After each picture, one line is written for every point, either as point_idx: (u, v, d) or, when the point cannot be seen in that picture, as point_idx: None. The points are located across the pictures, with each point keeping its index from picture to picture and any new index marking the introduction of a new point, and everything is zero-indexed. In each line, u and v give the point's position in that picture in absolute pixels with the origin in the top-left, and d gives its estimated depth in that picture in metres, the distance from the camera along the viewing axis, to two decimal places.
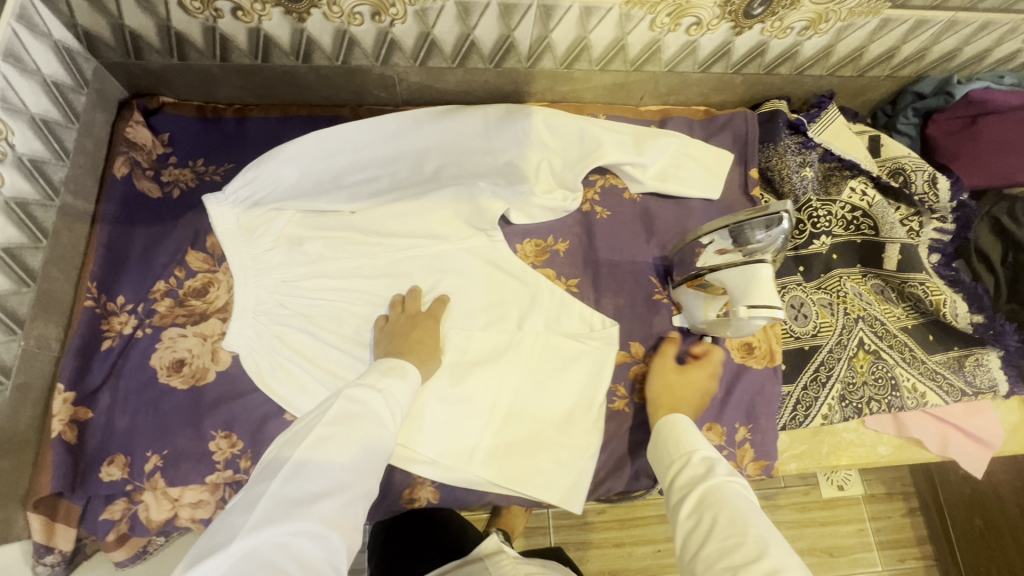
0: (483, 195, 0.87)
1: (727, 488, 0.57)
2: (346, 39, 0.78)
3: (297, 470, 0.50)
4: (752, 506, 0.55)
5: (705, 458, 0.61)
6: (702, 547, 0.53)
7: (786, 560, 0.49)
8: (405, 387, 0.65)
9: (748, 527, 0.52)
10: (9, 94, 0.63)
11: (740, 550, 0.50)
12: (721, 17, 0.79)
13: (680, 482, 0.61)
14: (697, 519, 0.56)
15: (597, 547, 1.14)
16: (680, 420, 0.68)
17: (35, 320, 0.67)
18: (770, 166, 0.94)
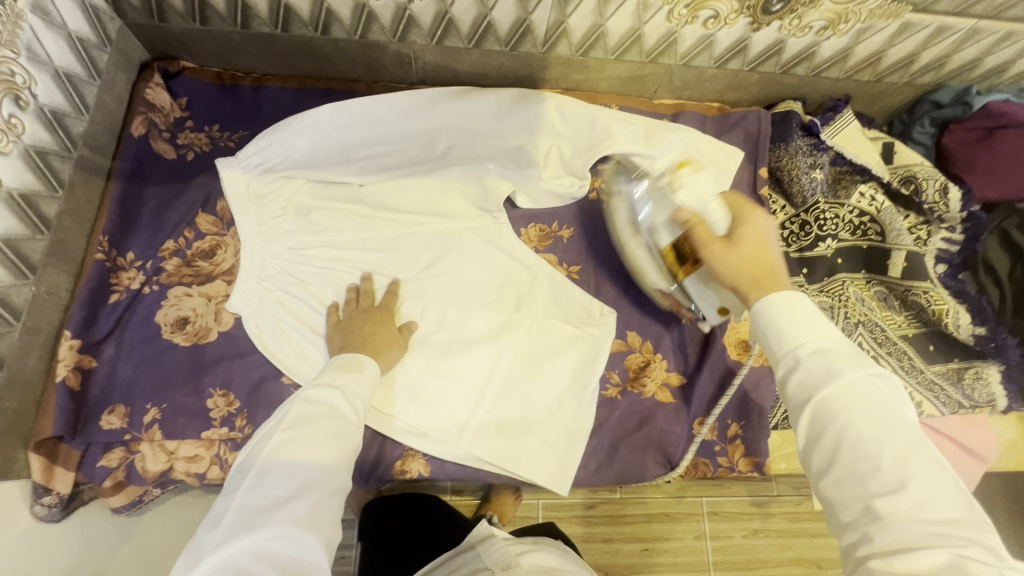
0: (491, 177, 0.88)
1: (855, 394, 0.44)
2: (364, 13, 0.80)
3: (258, 481, 0.51)
4: (891, 410, 0.43)
5: (817, 355, 0.47)
6: (824, 471, 0.44)
7: (935, 485, 0.40)
8: (364, 378, 0.64)
9: (882, 448, 0.42)
10: (35, 46, 0.65)
11: (875, 479, 0.41)
12: (739, 12, 0.79)
13: (789, 389, 0.48)
14: (815, 436, 0.45)
15: (585, 541, 1.14)
16: (784, 300, 0.50)
17: (47, 267, 0.69)
18: (781, 166, 0.93)
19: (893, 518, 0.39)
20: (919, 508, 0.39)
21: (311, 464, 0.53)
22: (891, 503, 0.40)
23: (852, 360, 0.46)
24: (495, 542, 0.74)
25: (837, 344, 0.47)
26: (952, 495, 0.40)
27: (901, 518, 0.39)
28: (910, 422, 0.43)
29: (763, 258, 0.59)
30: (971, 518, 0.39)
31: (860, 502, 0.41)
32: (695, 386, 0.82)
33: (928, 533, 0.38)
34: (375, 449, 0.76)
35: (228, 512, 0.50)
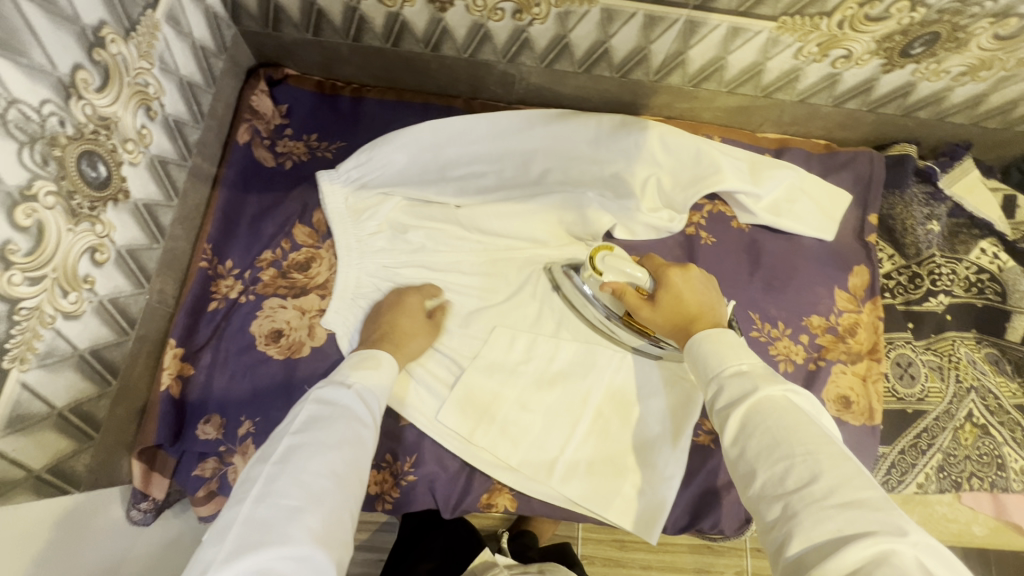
0: (592, 208, 0.85)
1: (769, 406, 0.51)
2: (480, 33, 0.77)
3: (269, 489, 0.49)
4: (802, 418, 0.49)
5: (738, 375, 0.55)
6: (752, 483, 0.48)
7: (841, 474, 0.44)
8: (380, 380, 0.65)
9: (793, 447, 0.47)
10: (167, 56, 0.65)
11: (792, 476, 0.46)
12: (874, 53, 0.74)
13: (719, 407, 0.55)
14: (741, 450, 0.50)
15: (623, 565, 1.11)
16: (709, 338, 0.61)
17: (158, 275, 0.69)
18: (893, 214, 0.89)
19: (812, 510, 0.43)
20: (830, 497, 0.43)
21: (324, 472, 0.52)
22: (809, 498, 0.44)
23: (767, 378, 0.54)
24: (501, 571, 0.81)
25: (755, 366, 0.56)
26: (858, 480, 0.44)
27: (817, 509, 0.43)
28: (819, 426, 0.49)
29: (689, 307, 0.67)
30: (877, 498, 0.43)
31: (781, 500, 0.45)
32: None
33: (845, 522, 0.41)
34: (464, 480, 0.76)
35: (233, 520, 0.47)
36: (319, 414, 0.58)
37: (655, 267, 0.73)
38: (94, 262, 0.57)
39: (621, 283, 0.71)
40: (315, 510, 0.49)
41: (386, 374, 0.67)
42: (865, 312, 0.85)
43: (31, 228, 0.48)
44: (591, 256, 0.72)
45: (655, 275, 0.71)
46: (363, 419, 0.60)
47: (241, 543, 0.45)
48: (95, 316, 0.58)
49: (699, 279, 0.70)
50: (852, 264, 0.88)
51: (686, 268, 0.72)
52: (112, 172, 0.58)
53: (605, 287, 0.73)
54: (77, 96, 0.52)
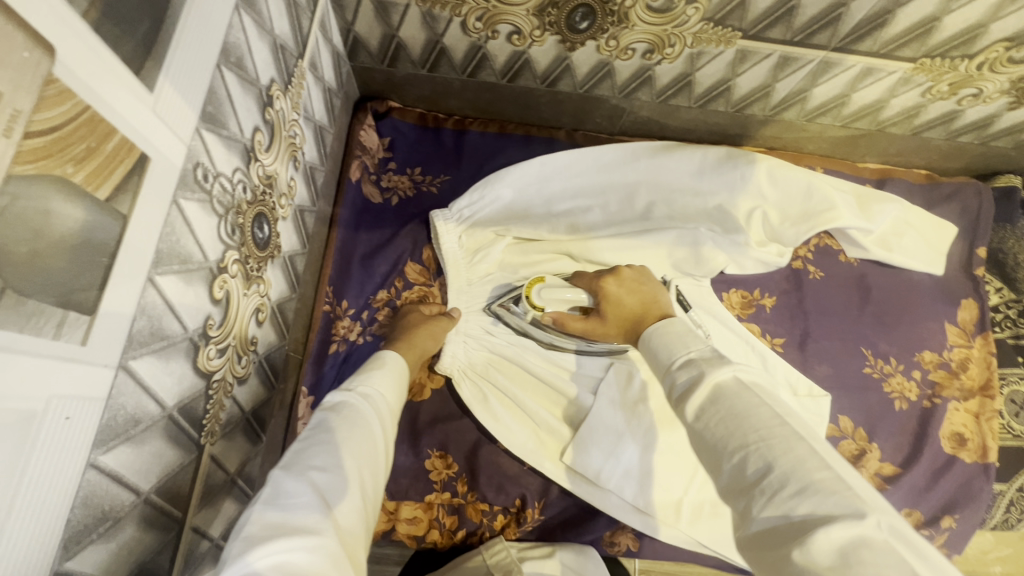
0: (706, 245, 0.84)
1: (724, 392, 0.41)
2: (603, 71, 0.76)
3: (276, 491, 0.43)
4: (756, 398, 0.40)
5: (686, 363, 0.45)
6: (715, 478, 0.39)
7: (797, 455, 0.35)
8: (387, 378, 0.60)
9: (745, 432, 0.38)
10: (308, 104, 0.64)
11: (748, 465, 0.37)
12: (1005, 92, 0.74)
13: (672, 401, 0.44)
14: (700, 439, 0.41)
15: None
16: (660, 330, 0.51)
17: (294, 324, 0.68)
18: (1005, 248, 0.88)
19: (773, 505, 0.34)
20: (790, 485, 0.34)
21: (334, 464, 0.46)
22: (770, 490, 0.35)
23: (714, 361, 0.44)
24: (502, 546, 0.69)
25: (704, 350, 0.46)
26: (811, 460, 0.35)
27: (777, 504, 0.34)
28: (772, 403, 0.40)
29: (630, 306, 0.61)
30: (836, 479, 0.34)
31: (744, 497, 0.36)
32: (911, 476, 0.78)
33: (806, 511, 0.33)
34: (590, 522, 0.76)
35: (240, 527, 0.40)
36: (326, 416, 0.53)
37: (588, 283, 0.70)
38: (257, 322, 0.56)
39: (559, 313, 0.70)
40: (328, 505, 0.43)
41: (393, 372, 0.62)
42: (976, 347, 0.85)
43: (222, 299, 0.47)
44: (528, 293, 0.73)
45: (592, 289, 0.69)
46: (376, 415, 0.54)
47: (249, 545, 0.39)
48: (256, 376, 0.57)
49: (632, 278, 0.66)
50: (960, 297, 0.87)
51: (617, 272, 0.68)
52: (271, 232, 0.56)
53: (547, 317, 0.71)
54: (254, 158, 0.51)
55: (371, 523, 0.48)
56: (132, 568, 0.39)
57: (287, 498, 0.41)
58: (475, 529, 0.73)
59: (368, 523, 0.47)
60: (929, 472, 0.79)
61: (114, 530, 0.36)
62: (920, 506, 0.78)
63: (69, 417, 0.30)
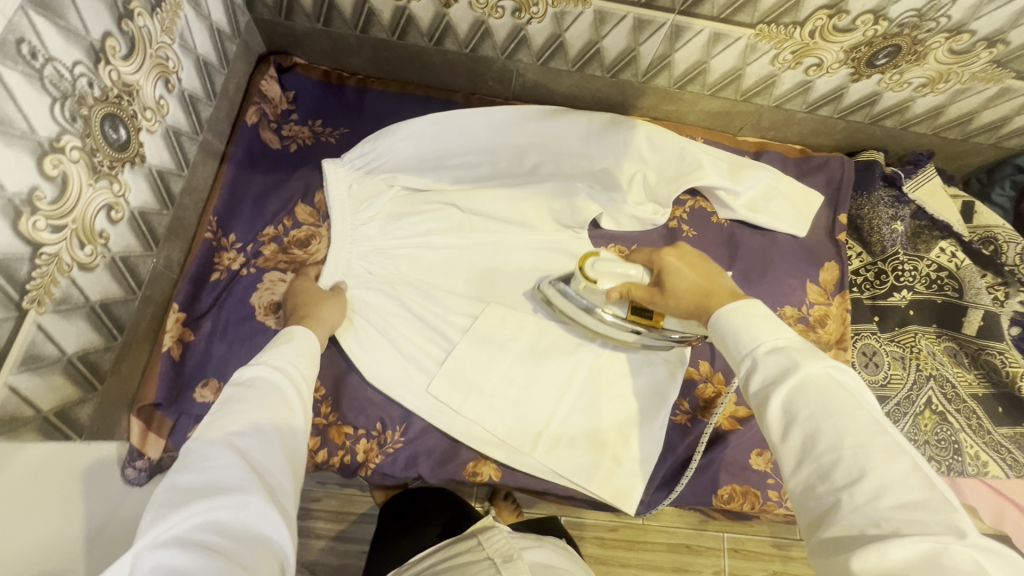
0: (580, 196, 0.89)
1: (813, 387, 0.47)
2: (481, 29, 0.83)
3: (192, 458, 0.49)
4: (852, 402, 0.45)
5: (775, 351, 0.50)
6: (793, 477, 0.46)
7: (896, 469, 0.42)
8: (298, 353, 0.64)
9: (843, 437, 0.44)
10: (187, 34, 0.69)
11: (839, 471, 0.43)
12: (843, 62, 0.81)
13: (753, 389, 0.50)
14: (786, 436, 0.47)
15: (604, 563, 1.17)
16: (736, 311, 0.55)
17: (166, 241, 0.72)
18: (861, 214, 0.95)
19: (863, 511, 0.41)
20: (884, 497, 0.40)
21: (253, 429, 0.52)
22: (859, 496, 0.41)
23: (806, 353, 0.49)
24: (498, 536, 0.73)
25: (792, 340, 0.51)
26: (912, 476, 0.41)
27: (870, 511, 0.40)
28: (870, 411, 0.46)
29: (698, 283, 0.63)
30: (939, 499, 0.39)
31: (830, 496, 0.43)
32: None
33: (896, 524, 0.39)
34: (451, 446, 0.78)
35: (157, 492, 0.46)
36: (237, 388, 0.56)
37: (647, 257, 0.71)
38: (110, 219, 0.60)
39: (625, 286, 0.71)
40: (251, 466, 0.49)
41: (303, 346, 0.65)
42: (834, 304, 0.91)
43: (57, 178, 0.52)
44: (580, 265, 0.73)
45: (651, 263, 0.70)
46: (288, 385, 0.59)
47: (170, 506, 0.45)
48: (108, 272, 0.61)
49: (693, 255, 0.68)
50: (823, 259, 0.93)
51: (678, 247, 0.69)
52: (130, 137, 0.61)
53: (610, 292, 0.71)
54: (105, 61, 0.56)
55: (300, 472, 0.55)
56: None
57: (208, 463, 0.48)
58: (337, 451, 0.76)
59: (298, 474, 0.55)
60: None
61: None
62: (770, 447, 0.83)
63: None
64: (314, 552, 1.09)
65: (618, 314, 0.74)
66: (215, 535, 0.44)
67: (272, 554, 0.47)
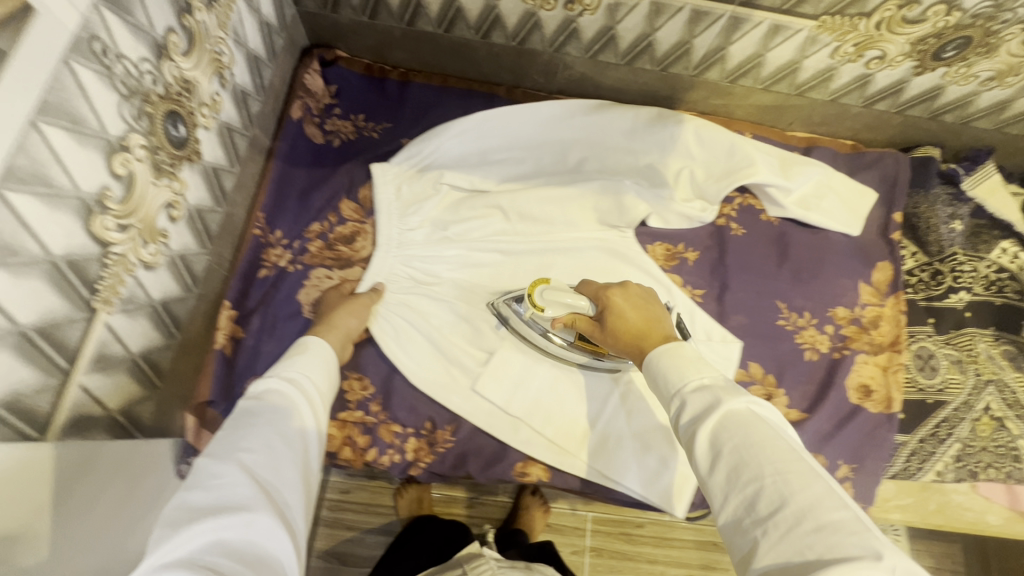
0: (628, 195, 0.87)
1: (735, 421, 0.45)
2: (531, 22, 0.81)
3: (202, 476, 0.48)
4: (769, 432, 0.44)
5: (700, 389, 0.49)
6: (723, 511, 0.44)
7: (813, 494, 0.40)
8: (314, 364, 0.64)
9: (764, 466, 0.42)
10: (240, 29, 0.68)
11: (763, 500, 0.41)
12: (907, 55, 0.78)
13: (682, 431, 0.49)
14: (714, 472, 0.45)
15: (630, 558, 1.16)
16: (667, 353, 0.53)
17: (217, 239, 0.71)
18: (917, 213, 0.92)
19: (788, 540, 0.39)
20: (806, 522, 0.39)
21: (263, 446, 0.51)
22: (783, 525, 0.40)
23: (730, 390, 0.48)
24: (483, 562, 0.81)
25: (717, 377, 0.50)
26: (829, 499, 0.40)
27: (794, 538, 0.39)
28: (787, 440, 0.45)
29: (634, 323, 0.62)
30: (853, 519, 0.39)
31: (757, 529, 0.41)
32: (814, 421, 0.81)
33: (821, 549, 0.37)
34: (500, 446, 0.77)
35: (167, 512, 0.45)
36: (249, 402, 0.56)
37: (593, 290, 0.69)
38: (170, 218, 0.60)
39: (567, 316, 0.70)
40: (259, 484, 0.49)
41: (319, 355, 0.65)
42: (888, 306, 0.88)
43: (124, 176, 0.51)
44: (530, 293, 0.73)
45: (596, 297, 0.68)
46: (301, 397, 0.59)
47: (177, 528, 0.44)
48: (168, 271, 0.61)
49: (639, 294, 0.66)
50: (876, 259, 0.91)
51: (624, 286, 0.68)
52: (189, 134, 0.61)
53: (554, 321, 0.71)
54: (168, 57, 0.55)
55: (308, 493, 0.54)
56: (10, 392, 0.42)
57: (216, 481, 0.47)
58: (386, 450, 0.76)
59: (307, 496, 0.54)
60: (831, 419, 0.82)
61: None
62: (823, 451, 0.81)
63: None
64: (350, 546, 1.10)
65: (566, 340, 0.76)
66: (223, 556, 0.43)
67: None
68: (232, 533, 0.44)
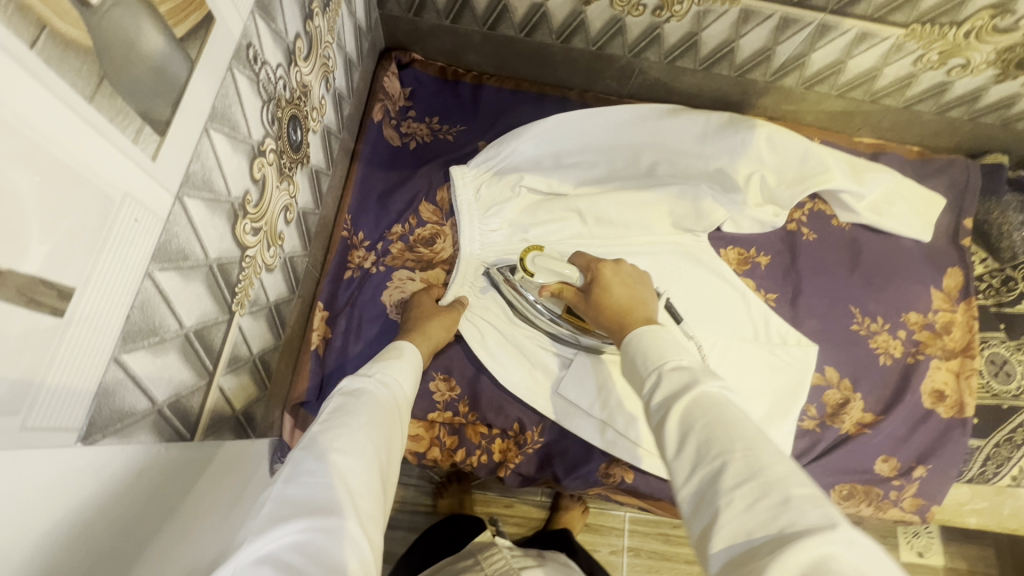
0: (706, 200, 0.87)
1: (708, 400, 0.42)
2: (616, 27, 0.82)
3: (297, 471, 0.44)
4: (739, 414, 0.41)
5: (679, 368, 0.46)
6: (686, 488, 0.40)
7: (779, 470, 0.36)
8: (405, 369, 0.61)
9: (732, 440, 0.39)
10: (342, 33, 0.69)
11: (728, 473, 0.37)
12: (992, 63, 0.79)
13: (654, 409, 0.45)
14: (681, 450, 0.41)
15: (670, 560, 1.17)
16: (646, 333, 0.52)
17: (315, 241, 0.72)
18: (989, 220, 0.92)
19: (751, 512, 0.35)
20: (770, 495, 0.35)
21: (356, 448, 0.47)
22: (750, 497, 0.35)
23: (707, 373, 0.45)
24: (496, 555, 0.83)
25: (695, 362, 0.47)
26: (794, 476, 0.36)
27: (758, 510, 0.35)
28: (755, 420, 0.41)
29: (619, 302, 0.63)
30: (816, 495, 0.35)
31: (717, 505, 0.36)
32: (889, 424, 0.82)
33: (783, 521, 0.33)
34: (585, 448, 0.78)
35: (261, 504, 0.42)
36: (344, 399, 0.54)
37: (585, 264, 0.71)
38: (285, 221, 0.60)
39: (556, 284, 0.71)
40: (348, 491, 0.44)
41: (411, 363, 0.63)
42: (959, 312, 0.89)
43: (259, 181, 0.52)
44: (523, 258, 0.73)
45: (586, 270, 0.70)
46: (392, 404, 0.55)
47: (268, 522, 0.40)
48: (281, 272, 0.61)
49: (628, 273, 0.69)
50: (946, 265, 0.91)
51: (615, 263, 0.70)
52: (303, 138, 0.61)
53: (542, 288, 0.72)
54: (294, 63, 0.56)
55: (387, 509, 0.49)
56: (174, 392, 0.43)
57: (309, 478, 0.43)
58: (474, 450, 0.77)
59: (385, 512, 0.48)
60: (905, 423, 0.83)
61: (160, 349, 0.40)
62: (898, 454, 0.82)
63: (138, 221, 0.35)
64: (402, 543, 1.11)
65: (554, 310, 0.76)
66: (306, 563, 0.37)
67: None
68: (319, 539, 0.39)
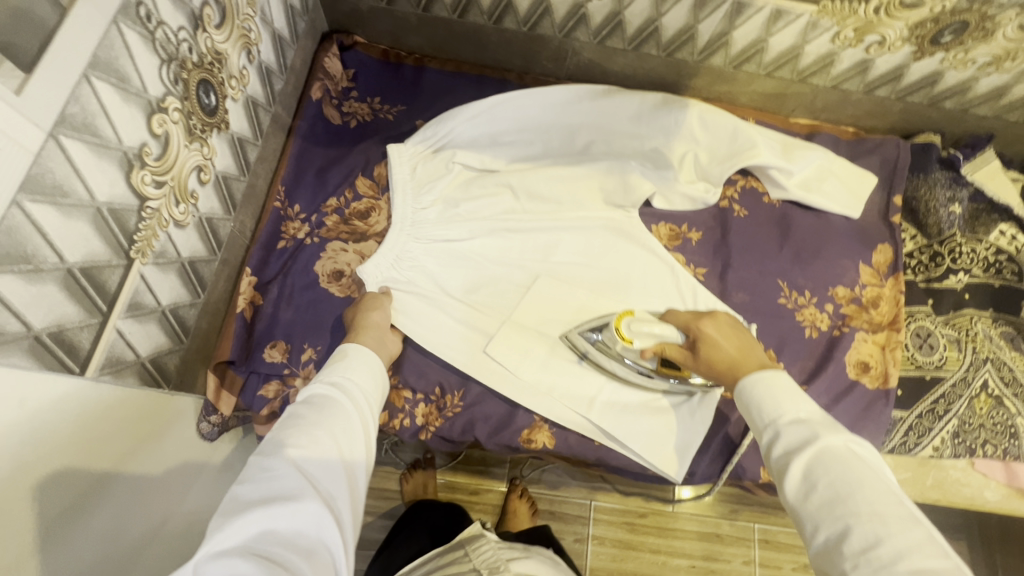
0: (634, 174, 0.90)
1: (834, 456, 0.50)
2: (541, 7, 0.85)
3: (255, 468, 0.50)
4: (864, 471, 0.49)
5: (796, 422, 0.54)
6: (813, 539, 0.48)
7: (912, 538, 0.44)
8: (359, 367, 0.64)
9: (859, 505, 0.46)
10: (266, 9, 0.72)
11: (856, 535, 0.45)
12: (907, 40, 0.81)
13: (774, 457, 0.54)
14: (805, 499, 0.50)
15: (634, 549, 1.17)
16: (761, 380, 0.59)
17: (242, 207, 0.75)
18: (917, 196, 0.94)
19: None
20: (901, 563, 0.42)
21: (311, 441, 0.52)
22: (875, 561, 0.43)
23: (828, 427, 0.53)
24: (485, 547, 0.80)
25: (814, 413, 0.55)
26: (929, 546, 0.43)
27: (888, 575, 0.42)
28: (887, 483, 0.49)
29: (729, 353, 0.67)
30: (951, 567, 0.42)
31: (848, 560, 0.44)
32: (809, 392, 0.83)
33: None
34: (507, 412, 0.80)
35: (224, 503, 0.47)
36: (298, 406, 0.56)
37: (681, 321, 0.74)
38: (200, 180, 0.63)
39: (656, 345, 0.73)
40: (308, 478, 0.50)
41: (363, 361, 0.65)
42: (887, 287, 0.90)
43: (161, 136, 0.55)
44: (616, 325, 0.74)
45: (686, 327, 0.73)
46: (348, 399, 0.59)
47: (232, 516, 0.46)
48: (195, 231, 0.64)
49: (728, 323, 0.72)
50: (876, 242, 0.93)
51: (713, 315, 0.73)
52: (219, 104, 0.64)
53: (642, 352, 0.73)
54: (202, 29, 0.59)
55: (362, 489, 0.55)
56: (55, 323, 0.46)
57: (266, 474, 0.49)
58: (397, 414, 0.79)
59: (359, 490, 0.55)
60: (828, 392, 0.84)
61: (36, 278, 0.43)
62: None
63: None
64: None
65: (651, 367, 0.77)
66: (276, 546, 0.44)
67: (326, 566, 0.47)
68: (283, 523, 0.46)
